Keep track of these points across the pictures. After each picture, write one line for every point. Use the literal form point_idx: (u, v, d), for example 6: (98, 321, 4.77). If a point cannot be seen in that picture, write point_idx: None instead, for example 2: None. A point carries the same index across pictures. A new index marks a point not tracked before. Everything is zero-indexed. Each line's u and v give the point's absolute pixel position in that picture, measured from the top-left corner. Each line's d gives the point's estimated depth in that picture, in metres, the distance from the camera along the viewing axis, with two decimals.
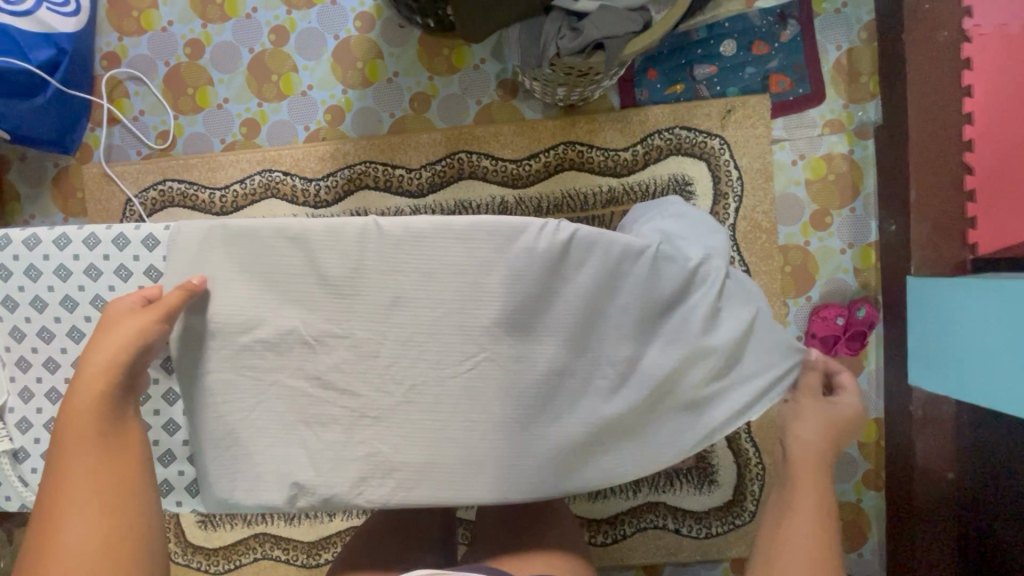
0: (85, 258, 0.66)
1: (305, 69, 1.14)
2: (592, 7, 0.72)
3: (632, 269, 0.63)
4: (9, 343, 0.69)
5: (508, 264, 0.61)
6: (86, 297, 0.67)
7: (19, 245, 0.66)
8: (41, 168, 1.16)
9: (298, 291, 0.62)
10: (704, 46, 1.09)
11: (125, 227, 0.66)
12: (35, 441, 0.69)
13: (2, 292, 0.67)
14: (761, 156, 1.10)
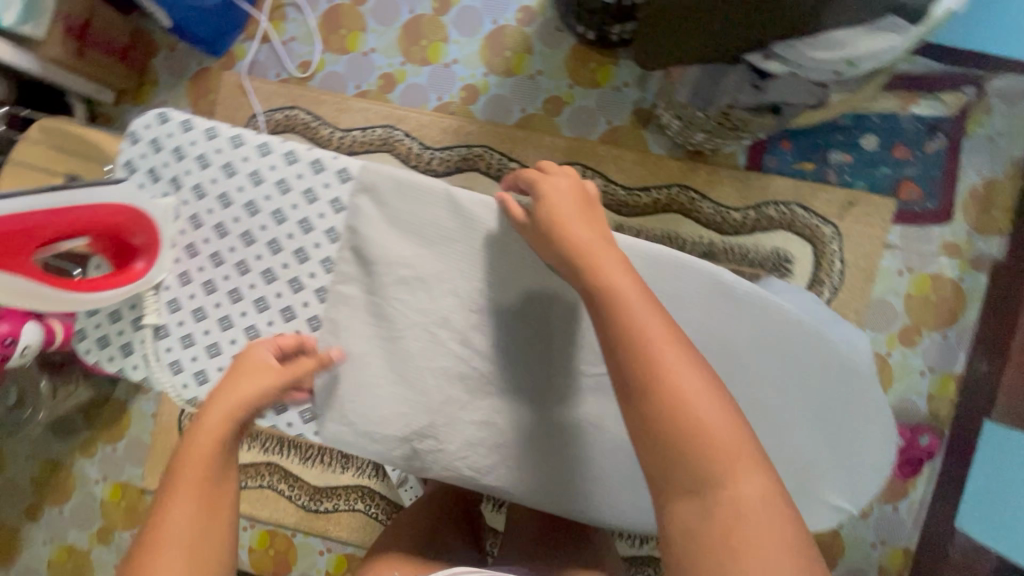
0: (253, 161, 0.64)
1: (456, 43, 1.16)
2: (781, 70, 0.71)
3: (791, 343, 0.60)
4: (184, 227, 0.66)
5: (674, 306, 0.59)
6: (270, 210, 0.64)
7: (223, 137, 0.64)
8: (185, 63, 1.21)
9: (455, 263, 0.63)
10: (845, 134, 1.09)
11: (300, 144, 0.64)
12: (179, 324, 0.68)
13: (194, 176, 0.65)
14: (868, 256, 1.08)
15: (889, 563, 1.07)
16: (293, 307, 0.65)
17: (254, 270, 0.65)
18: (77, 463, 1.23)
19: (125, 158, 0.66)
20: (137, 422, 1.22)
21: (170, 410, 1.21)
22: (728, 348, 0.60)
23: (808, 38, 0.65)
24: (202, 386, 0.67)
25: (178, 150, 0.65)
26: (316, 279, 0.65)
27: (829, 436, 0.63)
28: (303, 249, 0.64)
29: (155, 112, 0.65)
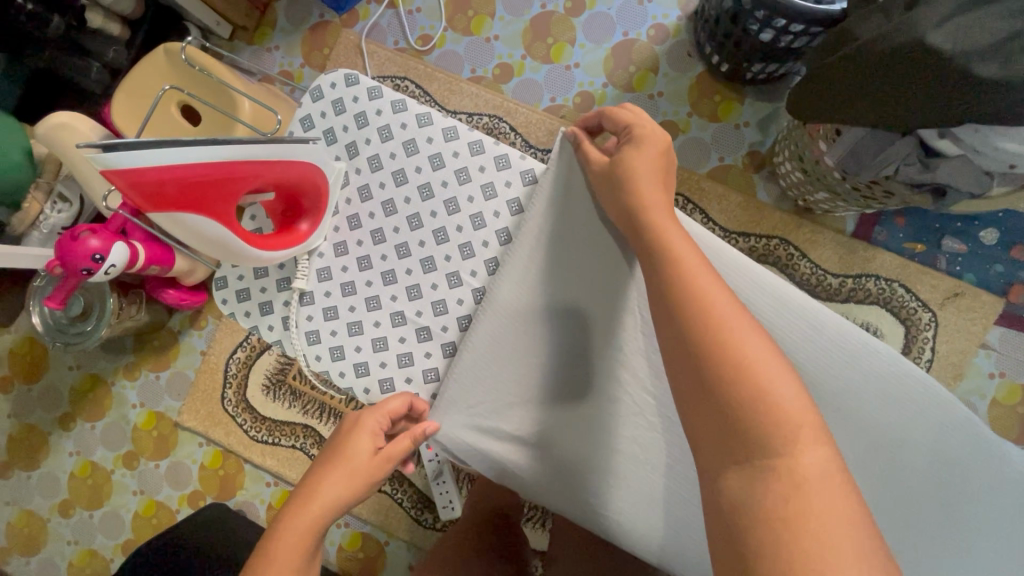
0: (436, 145, 0.70)
1: (581, 47, 1.14)
2: (952, 151, 0.66)
3: (944, 430, 0.59)
4: (352, 197, 0.72)
5: (828, 364, 0.61)
6: (444, 194, 0.69)
7: (412, 117, 0.70)
8: (306, 12, 1.20)
9: (623, 273, 0.62)
10: (965, 222, 1.04)
11: (485, 138, 0.70)
12: (324, 293, 0.71)
13: (375, 150, 0.71)
14: (962, 352, 1.04)
15: None
16: (445, 301, 0.69)
17: (414, 255, 0.69)
18: (118, 384, 1.23)
19: (305, 113, 0.73)
20: (185, 356, 1.22)
21: (220, 351, 1.20)
22: (875, 425, 0.60)
23: (1002, 126, 0.60)
24: (335, 361, 0.70)
25: (362, 117, 0.71)
26: (475, 277, 0.68)
27: (961, 549, 0.59)
28: (468, 244, 0.68)
29: (343, 73, 0.72)
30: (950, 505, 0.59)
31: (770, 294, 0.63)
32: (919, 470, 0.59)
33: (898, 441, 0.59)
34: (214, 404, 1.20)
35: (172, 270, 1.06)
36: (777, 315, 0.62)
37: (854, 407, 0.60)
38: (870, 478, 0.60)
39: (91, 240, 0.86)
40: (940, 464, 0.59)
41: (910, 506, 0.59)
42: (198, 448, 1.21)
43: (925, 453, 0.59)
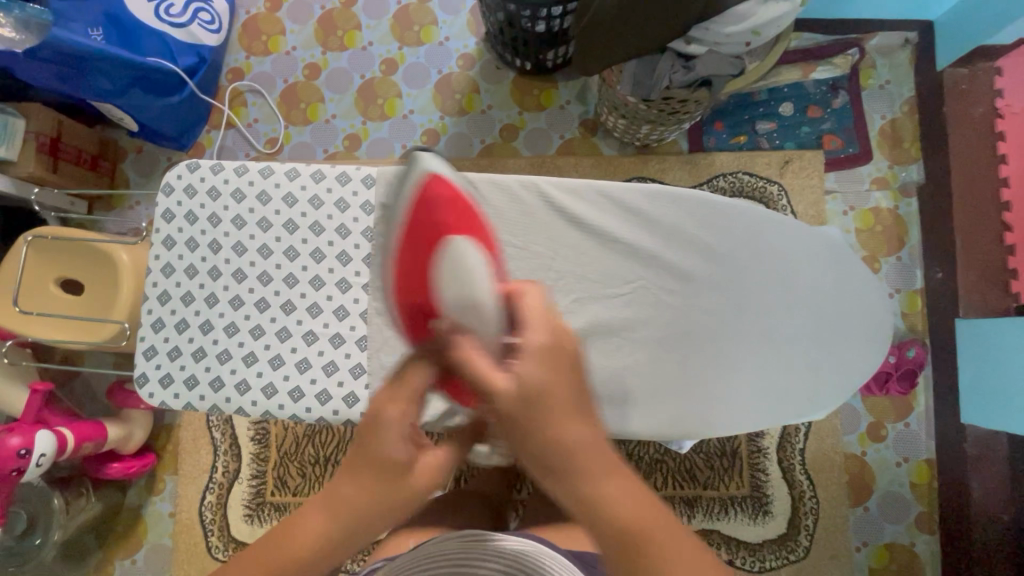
0: (284, 187, 0.73)
1: (409, 96, 1.27)
2: (700, 51, 0.84)
3: (780, 232, 0.71)
4: (229, 256, 0.73)
5: (677, 225, 0.70)
6: (307, 222, 0.72)
7: (254, 173, 0.73)
8: (154, 160, 1.26)
9: (493, 232, 0.71)
10: (765, 106, 1.24)
11: (323, 165, 0.74)
12: (238, 345, 0.72)
13: (233, 211, 0.73)
14: (815, 204, 1.21)
15: (917, 477, 1.13)
16: (345, 306, 0.72)
17: (302, 280, 0.72)
18: None
19: (162, 208, 0.73)
20: (155, 525, 1.17)
21: (188, 504, 1.16)
22: (725, 251, 0.70)
23: (718, 17, 0.78)
24: (271, 399, 0.71)
25: (213, 190, 0.73)
26: (361, 276, 0.72)
27: (831, 319, 0.72)
28: (343, 252, 0.72)
29: (184, 163, 0.74)
30: (816, 294, 0.72)
31: (613, 191, 0.70)
32: (775, 273, 0.71)
33: (741, 256, 0.70)
34: (202, 557, 1.14)
35: (108, 442, 1.03)
36: (627, 204, 0.69)
37: (703, 243, 0.70)
38: (751, 302, 0.70)
39: (10, 439, 0.86)
40: (784, 262, 0.71)
41: (784, 304, 0.71)
42: None
43: (767, 259, 0.71)
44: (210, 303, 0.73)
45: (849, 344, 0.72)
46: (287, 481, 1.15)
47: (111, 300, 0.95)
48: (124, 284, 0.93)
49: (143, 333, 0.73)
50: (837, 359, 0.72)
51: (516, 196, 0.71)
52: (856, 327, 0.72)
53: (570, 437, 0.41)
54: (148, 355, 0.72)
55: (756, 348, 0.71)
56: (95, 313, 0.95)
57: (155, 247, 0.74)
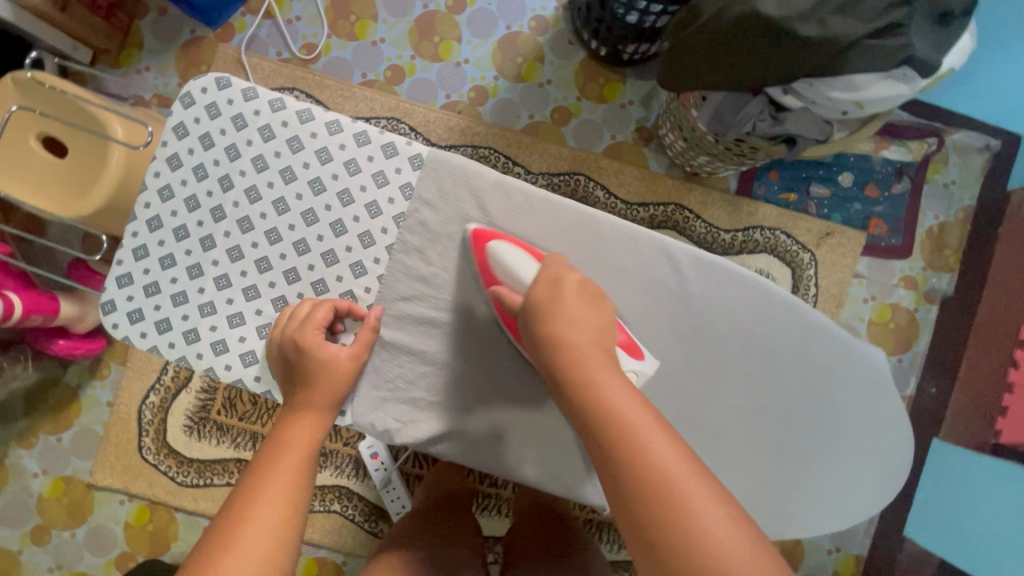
0: (321, 139, 0.66)
1: (468, 43, 1.17)
2: (796, 104, 0.77)
3: (828, 348, 0.65)
4: (240, 199, 0.66)
5: (721, 306, 0.65)
6: (336, 187, 0.66)
7: (292, 114, 0.66)
8: (176, 29, 1.14)
9: (525, 250, 0.66)
10: (826, 170, 1.18)
11: (370, 127, 0.67)
12: (226, 301, 0.66)
13: (257, 149, 0.66)
14: (839, 284, 1.17)
15: (842, 568, 1.14)
16: (353, 291, 0.67)
17: (314, 250, 0.66)
18: (12, 455, 1.12)
19: (177, 121, 0.66)
20: (90, 410, 1.13)
21: (129, 399, 1.11)
22: (764, 349, 0.66)
23: (829, 78, 0.70)
24: (248, 367, 0.65)
25: (240, 119, 0.66)
26: (379, 264, 0.67)
27: (836, 435, 0.68)
28: (367, 233, 0.66)
29: (214, 75, 0.66)
30: (841, 416, 0.68)
31: (669, 251, 0.64)
32: (811, 386, 0.66)
33: (777, 358, 0.66)
34: (131, 455, 1.11)
35: (58, 319, 0.97)
36: (673, 271, 0.65)
37: (746, 339, 0.66)
38: (763, 399, 0.67)
39: None
40: (823, 379, 0.66)
41: (796, 415, 0.67)
42: (120, 506, 1.12)
43: (808, 374, 0.66)
44: (205, 246, 0.66)
45: (856, 475, 0.69)
46: (236, 404, 1.11)
47: (96, 177, 0.85)
48: (113, 163, 0.83)
49: (121, 255, 0.66)
50: (835, 484, 0.69)
51: (569, 226, 0.65)
52: (861, 452, 0.69)
53: (614, 374, 0.51)
54: (121, 281, 0.65)
55: (757, 447, 0.68)
56: (77, 186, 0.87)
57: (157, 164, 0.66)
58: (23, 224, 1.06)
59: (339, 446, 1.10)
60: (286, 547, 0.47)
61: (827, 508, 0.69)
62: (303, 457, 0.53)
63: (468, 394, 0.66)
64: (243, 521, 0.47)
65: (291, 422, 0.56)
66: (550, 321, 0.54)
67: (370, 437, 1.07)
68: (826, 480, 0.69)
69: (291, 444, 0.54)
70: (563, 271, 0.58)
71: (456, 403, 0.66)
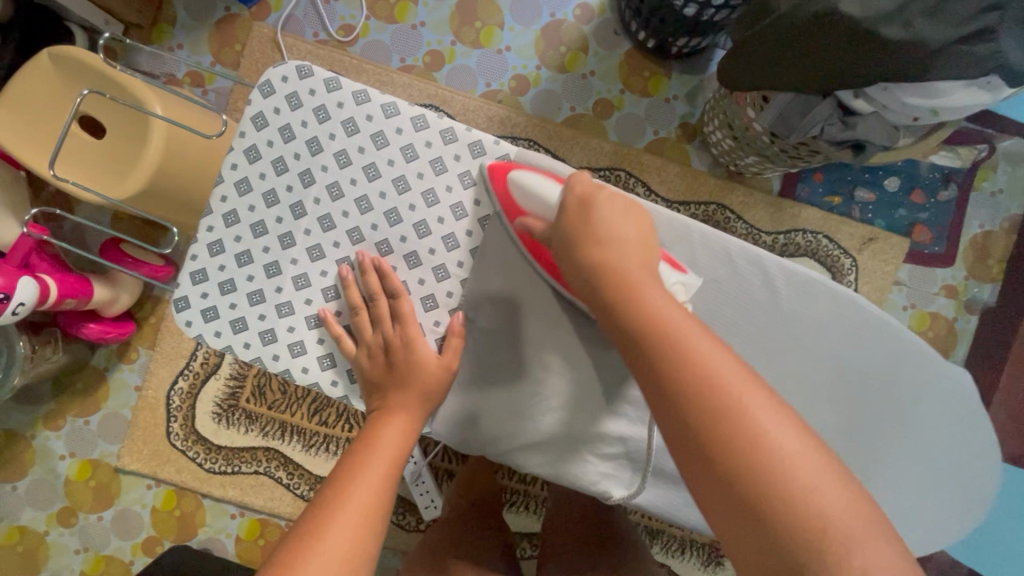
0: (406, 135, 0.64)
1: (510, 30, 1.13)
2: (866, 108, 0.74)
3: (904, 365, 0.65)
4: (321, 196, 0.64)
5: (800, 318, 0.64)
6: (421, 186, 0.64)
7: (376, 107, 0.64)
8: (210, 6, 1.10)
9: None
10: (872, 174, 1.15)
11: (457, 124, 0.65)
12: (305, 302, 0.64)
13: (340, 144, 0.64)
14: (880, 291, 1.15)
15: None
16: (434, 296, 0.65)
17: (396, 251, 0.65)
18: (39, 436, 1.11)
19: (256, 111, 0.63)
20: (118, 394, 1.11)
21: (157, 384, 1.10)
22: (845, 363, 0.64)
23: (908, 84, 0.67)
24: (325, 370, 0.64)
25: (322, 111, 0.63)
26: (462, 268, 0.65)
27: (900, 454, 0.67)
28: (451, 236, 0.65)
29: (295, 64, 0.63)
30: (904, 433, 0.67)
31: (757, 260, 0.64)
32: (876, 402, 0.65)
33: (857, 372, 0.65)
34: (159, 440, 1.10)
35: (91, 302, 0.96)
36: (757, 277, 0.64)
37: (829, 353, 0.64)
38: (825, 413, 0.66)
39: None
40: (886, 397, 0.65)
41: (859, 433, 0.66)
42: (147, 490, 1.12)
43: (877, 389, 0.65)
44: (284, 244, 0.64)
45: (916, 492, 0.68)
46: (266, 393, 1.09)
47: (134, 159, 0.83)
48: (154, 145, 0.80)
49: (196, 250, 0.64)
50: (894, 504, 0.68)
51: (655, 230, 0.64)
52: (923, 473, 0.68)
53: (658, 287, 0.51)
54: (195, 278, 0.63)
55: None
56: (115, 167, 0.84)
57: (234, 155, 0.64)
58: (53, 204, 1.04)
59: None
60: (371, 542, 0.50)
61: (886, 526, 0.68)
62: (392, 459, 0.56)
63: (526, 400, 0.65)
64: (333, 511, 0.50)
65: (382, 420, 0.59)
66: (588, 223, 0.54)
67: None
68: (889, 497, 0.67)
69: (378, 440, 0.57)
70: (590, 191, 0.56)
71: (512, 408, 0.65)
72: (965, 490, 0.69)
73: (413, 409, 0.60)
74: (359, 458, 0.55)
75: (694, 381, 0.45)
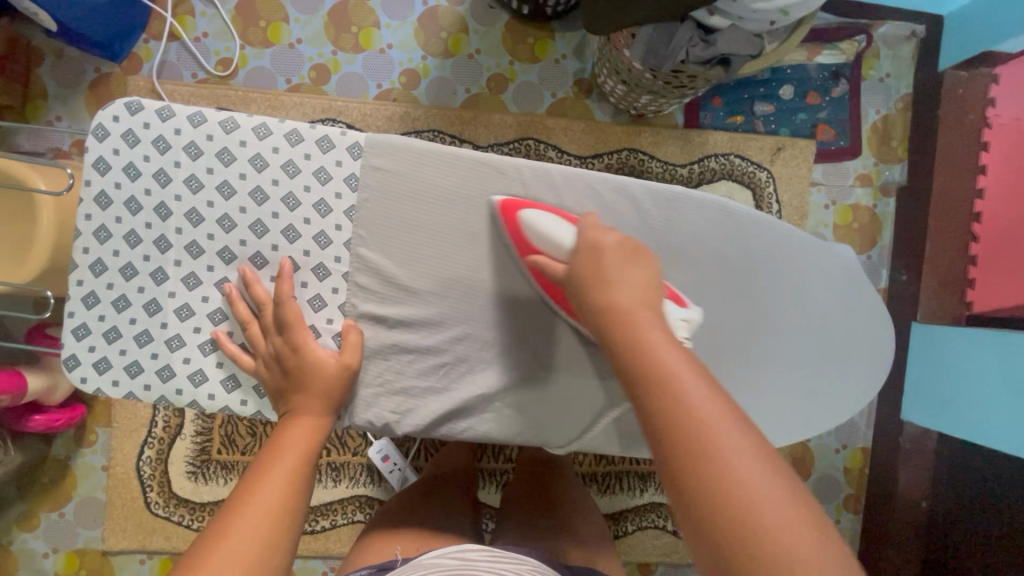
0: (252, 146, 0.64)
1: (388, 27, 1.13)
2: (723, 24, 0.77)
3: (790, 253, 0.69)
4: (182, 225, 0.64)
5: (689, 233, 0.67)
6: (279, 192, 0.64)
7: (215, 125, 0.63)
8: (79, 70, 1.07)
9: (485, 221, 0.66)
10: (766, 86, 1.19)
11: (300, 124, 0.65)
12: (193, 331, 0.65)
13: (187, 170, 0.63)
14: (800, 196, 1.19)
15: (851, 463, 1.20)
16: (321, 295, 0.66)
17: (272, 262, 0.65)
18: (17, 541, 1.08)
19: (94, 156, 0.62)
20: (86, 478, 1.09)
21: (124, 458, 1.08)
22: (739, 264, 0.68)
23: None
24: (232, 392, 0.65)
25: (161, 141, 0.63)
26: (340, 262, 0.66)
27: (817, 337, 0.71)
28: (321, 233, 0.65)
29: (122, 101, 0.63)
30: (815, 316, 0.71)
31: (627, 188, 0.66)
32: (780, 294, 0.69)
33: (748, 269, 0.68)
34: (140, 512, 1.08)
35: (29, 394, 0.93)
36: (645, 204, 0.66)
37: (722, 257, 0.68)
38: (738, 317, 0.69)
39: None
40: (783, 284, 0.69)
41: (772, 327, 0.70)
42: (142, 565, 1.10)
43: (775, 282, 0.69)
44: (158, 280, 0.64)
45: (842, 367, 0.73)
46: (235, 439, 1.09)
47: (28, 240, 0.81)
48: (44, 221, 0.79)
49: (71, 307, 0.63)
50: (824, 385, 0.72)
51: (525, 183, 0.65)
52: (844, 349, 0.72)
53: (663, 335, 0.49)
54: (78, 334, 0.63)
55: (746, 362, 0.70)
56: (9, 253, 0.82)
57: (85, 205, 0.63)
58: None
59: (348, 457, 1.08)
60: (284, 535, 0.49)
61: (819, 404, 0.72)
62: (304, 452, 0.56)
63: (459, 374, 0.67)
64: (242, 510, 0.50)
65: (288, 423, 0.59)
66: (595, 277, 0.54)
67: (378, 441, 1.06)
68: (816, 378, 0.72)
69: (287, 440, 0.57)
70: (596, 234, 0.57)
71: (447, 385, 0.67)
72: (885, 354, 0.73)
73: (320, 406, 0.60)
74: (269, 460, 0.55)
75: (692, 441, 0.42)
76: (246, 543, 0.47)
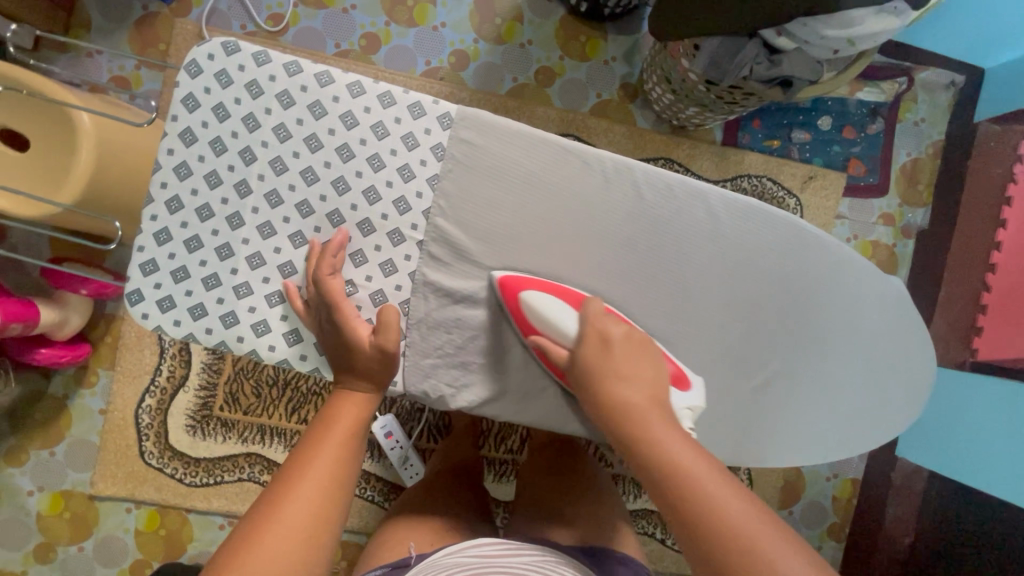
0: (345, 103, 0.64)
1: (443, 6, 1.12)
2: (789, 46, 0.78)
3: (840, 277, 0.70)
4: (265, 172, 0.64)
5: (746, 245, 0.68)
6: (366, 152, 0.65)
7: (311, 78, 0.63)
8: (127, 6, 1.05)
9: (546, 208, 0.66)
10: (805, 115, 1.20)
11: (393, 88, 0.65)
12: (262, 281, 0.65)
13: (277, 118, 0.63)
14: (825, 226, 1.21)
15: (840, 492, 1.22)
16: (393, 260, 0.66)
17: (350, 220, 0.65)
18: (3, 475, 1.06)
19: (186, 92, 0.62)
20: (82, 420, 1.07)
21: (124, 404, 1.06)
22: (790, 282, 0.69)
23: (826, 16, 0.70)
24: (293, 346, 0.65)
25: (255, 86, 0.63)
26: (417, 230, 0.66)
27: (847, 361, 0.73)
28: (402, 199, 0.65)
29: (220, 41, 0.62)
30: (848, 342, 0.72)
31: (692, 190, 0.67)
32: (822, 317, 0.71)
33: (801, 287, 0.70)
34: (133, 460, 1.07)
35: (40, 326, 0.91)
36: (702, 212, 0.67)
37: (779, 272, 0.69)
38: (776, 333, 0.70)
39: None
40: (827, 308, 0.71)
41: (807, 347, 0.71)
42: (128, 514, 1.08)
43: (823, 303, 0.71)
44: (233, 225, 0.64)
45: (864, 394, 0.74)
46: (239, 398, 1.07)
47: (66, 169, 0.79)
48: (84, 152, 0.77)
49: (142, 242, 0.63)
50: (846, 410, 0.74)
51: (606, 175, 0.66)
52: (869, 377, 0.74)
53: (665, 422, 0.51)
54: (145, 269, 0.63)
55: (777, 379, 0.72)
56: (43, 180, 0.80)
57: (169, 140, 0.62)
58: None
59: None
60: (329, 521, 0.49)
61: (839, 428, 0.74)
62: (350, 434, 0.56)
63: (497, 356, 0.67)
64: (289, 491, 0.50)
65: (335, 404, 0.59)
66: (604, 374, 0.54)
67: (382, 417, 1.05)
68: (839, 402, 0.73)
69: (334, 420, 0.56)
70: (605, 325, 0.58)
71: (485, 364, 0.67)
72: (905, 387, 0.76)
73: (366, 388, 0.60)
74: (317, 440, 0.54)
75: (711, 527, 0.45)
76: (292, 530, 0.47)
